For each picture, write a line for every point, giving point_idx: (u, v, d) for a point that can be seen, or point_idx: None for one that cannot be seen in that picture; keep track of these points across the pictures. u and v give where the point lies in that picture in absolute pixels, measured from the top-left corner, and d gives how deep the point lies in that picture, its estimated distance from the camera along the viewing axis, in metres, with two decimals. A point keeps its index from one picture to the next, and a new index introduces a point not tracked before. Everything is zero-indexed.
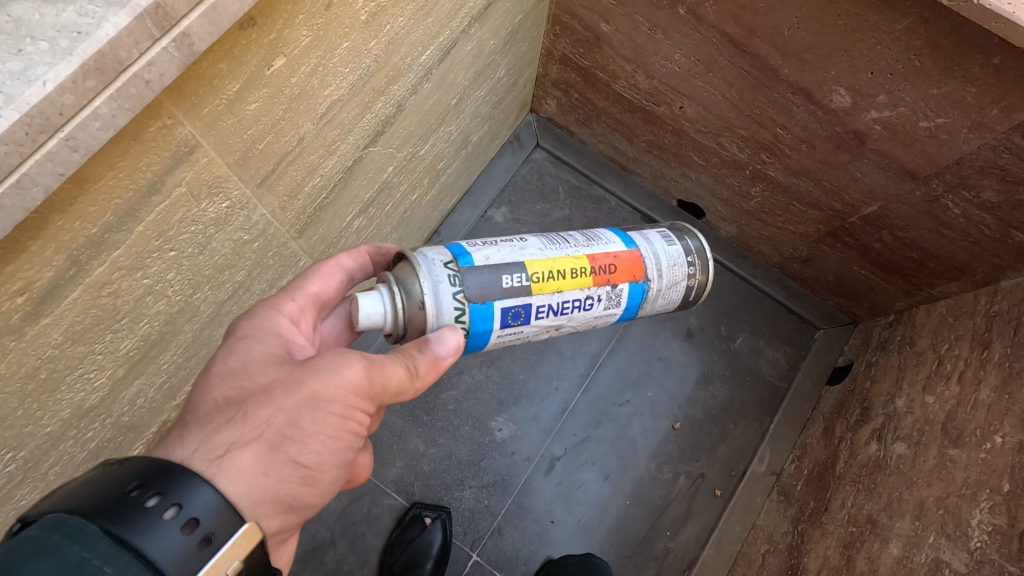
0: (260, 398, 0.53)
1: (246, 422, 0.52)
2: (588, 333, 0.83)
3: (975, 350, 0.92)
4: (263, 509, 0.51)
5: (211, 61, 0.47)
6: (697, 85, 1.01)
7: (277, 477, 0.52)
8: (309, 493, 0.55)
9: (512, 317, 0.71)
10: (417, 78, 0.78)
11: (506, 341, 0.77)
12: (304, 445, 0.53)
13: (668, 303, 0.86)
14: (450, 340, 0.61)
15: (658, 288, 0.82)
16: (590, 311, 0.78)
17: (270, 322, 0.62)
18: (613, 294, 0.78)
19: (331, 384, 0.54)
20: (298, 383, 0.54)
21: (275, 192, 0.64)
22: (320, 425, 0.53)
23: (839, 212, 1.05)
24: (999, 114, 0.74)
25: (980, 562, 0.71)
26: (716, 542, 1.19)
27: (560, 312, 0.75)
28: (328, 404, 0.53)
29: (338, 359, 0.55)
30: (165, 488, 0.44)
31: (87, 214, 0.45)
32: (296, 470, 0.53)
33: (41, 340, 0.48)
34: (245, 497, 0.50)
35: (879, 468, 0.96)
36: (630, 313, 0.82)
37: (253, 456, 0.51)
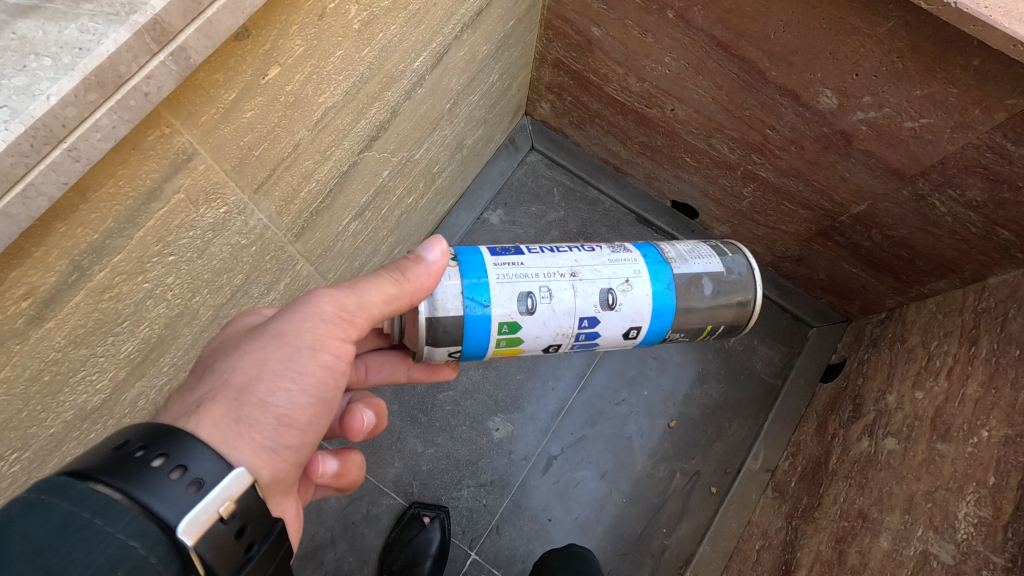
0: (227, 355, 0.57)
1: (213, 378, 0.55)
2: (625, 291, 0.75)
3: (964, 345, 0.93)
4: (246, 451, 0.52)
5: (208, 71, 0.48)
6: (687, 87, 1.02)
7: (250, 422, 0.53)
8: (288, 436, 0.56)
9: (500, 249, 0.74)
10: (410, 84, 0.80)
11: (522, 292, 0.71)
12: (272, 382, 0.55)
13: (705, 262, 0.80)
14: (437, 246, 0.65)
15: (673, 248, 0.81)
16: (597, 254, 0.77)
17: (241, 318, 0.64)
18: (614, 245, 0.80)
19: (296, 323, 0.58)
20: (267, 329, 0.58)
21: (272, 197, 0.66)
22: (288, 362, 0.57)
23: (829, 211, 1.07)
24: (981, 114, 0.75)
25: (966, 554, 0.72)
26: (712, 539, 1.20)
27: (555, 248, 0.76)
28: (293, 340, 0.57)
29: (304, 300, 0.60)
30: (158, 444, 0.46)
31: (89, 221, 0.46)
32: (267, 411, 0.54)
33: (45, 343, 0.49)
34: (224, 444, 0.51)
35: (870, 463, 0.97)
36: (658, 266, 0.78)
37: (222, 405, 0.53)
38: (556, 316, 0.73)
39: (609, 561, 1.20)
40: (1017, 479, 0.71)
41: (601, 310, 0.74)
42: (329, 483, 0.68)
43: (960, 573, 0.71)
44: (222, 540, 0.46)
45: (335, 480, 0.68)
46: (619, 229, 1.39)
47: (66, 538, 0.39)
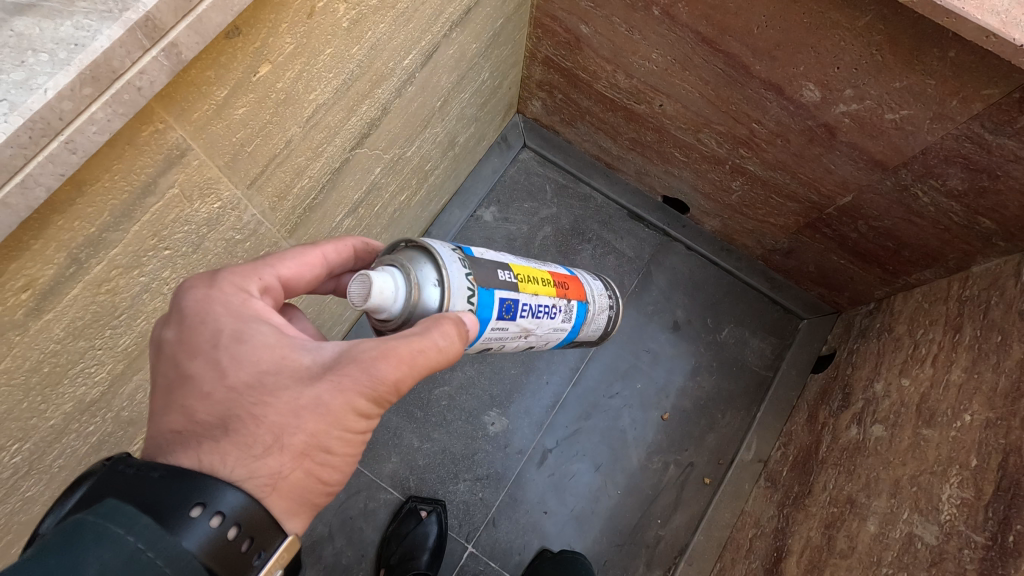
0: (275, 419, 0.49)
1: (269, 445, 0.48)
2: (536, 349, 0.83)
3: (948, 333, 0.95)
4: (299, 523, 0.50)
5: (200, 68, 0.49)
6: (674, 83, 1.04)
7: (306, 492, 0.50)
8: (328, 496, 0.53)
9: (504, 310, 0.71)
10: (400, 81, 0.81)
11: (483, 348, 0.73)
12: (327, 463, 0.51)
13: (595, 329, 0.92)
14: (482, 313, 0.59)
15: (596, 308, 0.89)
16: (552, 322, 0.81)
17: (246, 325, 0.52)
18: (567, 308, 0.83)
19: (351, 406, 0.50)
20: (323, 403, 0.49)
21: (264, 192, 0.67)
22: (342, 443, 0.51)
23: (816, 204, 1.08)
24: (959, 105, 0.77)
25: (949, 534, 0.74)
26: (706, 529, 1.22)
27: (534, 316, 0.76)
28: (352, 426, 0.50)
29: (364, 372, 0.50)
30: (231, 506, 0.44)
31: (85, 214, 0.48)
32: (319, 483, 0.51)
33: (44, 335, 0.51)
34: (286, 515, 0.49)
35: (858, 450, 0.99)
36: (572, 334, 0.87)
37: (287, 478, 0.48)
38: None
39: (604, 553, 1.22)
40: (997, 460, 0.73)
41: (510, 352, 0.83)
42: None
43: (943, 553, 0.73)
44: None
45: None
46: (611, 225, 1.41)
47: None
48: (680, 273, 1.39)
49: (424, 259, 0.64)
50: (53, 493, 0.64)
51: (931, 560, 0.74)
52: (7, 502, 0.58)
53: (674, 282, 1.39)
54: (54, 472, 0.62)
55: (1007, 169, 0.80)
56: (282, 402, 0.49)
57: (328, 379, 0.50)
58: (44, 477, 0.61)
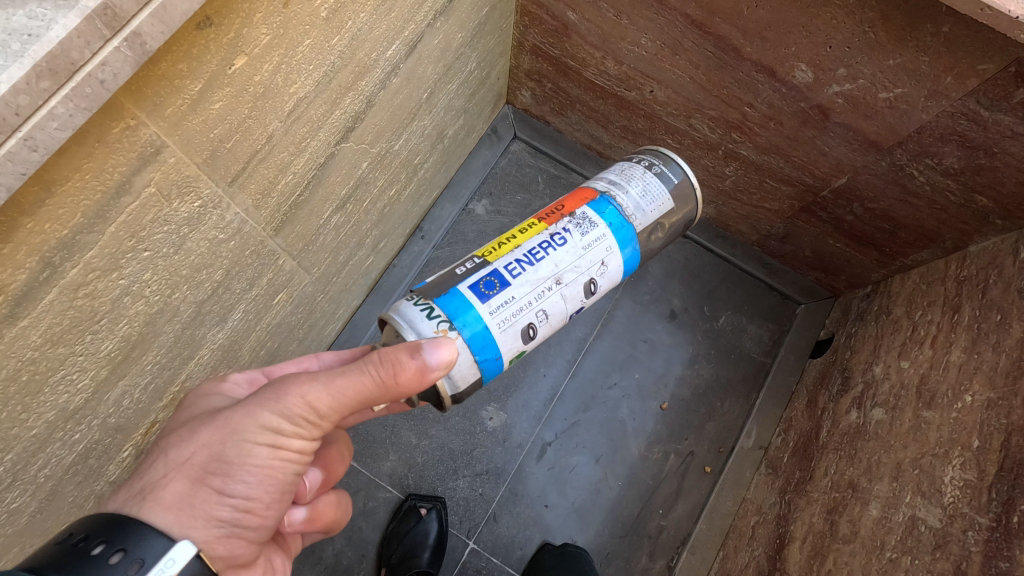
0: (188, 436, 0.55)
1: (171, 461, 0.53)
2: (601, 272, 0.82)
3: (947, 314, 0.94)
4: (201, 533, 0.52)
5: (170, 60, 0.48)
6: (664, 68, 1.02)
7: (205, 507, 0.52)
8: (243, 519, 0.55)
9: (485, 286, 0.74)
10: (384, 73, 0.80)
11: (522, 327, 0.76)
12: (228, 477, 0.53)
13: (655, 201, 0.86)
14: (442, 353, 0.56)
15: (625, 198, 0.84)
16: (570, 245, 0.79)
17: (211, 392, 0.63)
18: (579, 219, 0.81)
19: (258, 419, 0.54)
20: (226, 417, 0.54)
21: (247, 190, 0.66)
22: (245, 458, 0.54)
23: (811, 186, 1.07)
24: (953, 82, 0.76)
25: (952, 516, 0.73)
26: (708, 517, 1.21)
27: (534, 256, 0.77)
28: (252, 437, 0.54)
29: (273, 391, 0.55)
30: (99, 532, 0.47)
31: (56, 216, 0.46)
32: (223, 500, 0.53)
33: (20, 343, 0.49)
34: (176, 526, 0.50)
35: (859, 434, 0.98)
36: (621, 233, 0.83)
37: (177, 488, 0.52)
38: (552, 326, 0.80)
39: (606, 545, 1.21)
40: (999, 441, 0.72)
41: (584, 299, 0.82)
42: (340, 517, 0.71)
43: (947, 535, 0.72)
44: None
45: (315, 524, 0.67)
46: None
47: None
48: (675, 261, 1.38)
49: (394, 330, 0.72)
50: (40, 503, 0.62)
51: (935, 542, 0.73)
52: None
53: (670, 271, 1.38)
54: (40, 483, 0.61)
55: (1004, 146, 0.79)
56: (200, 424, 0.55)
57: (244, 401, 0.56)
58: (29, 489, 0.60)
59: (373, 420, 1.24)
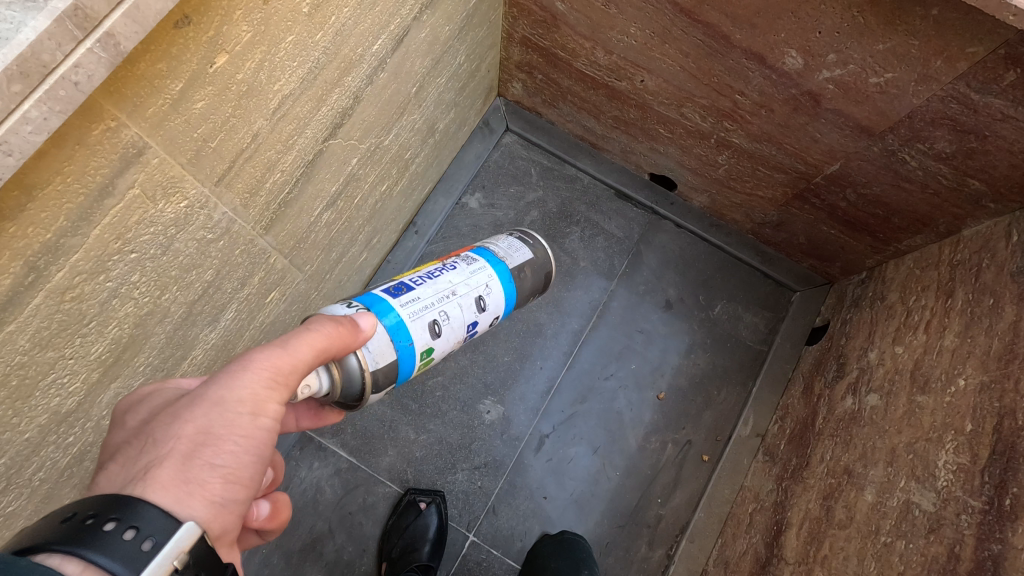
0: (161, 421, 0.52)
1: (155, 447, 0.50)
2: (487, 295, 0.90)
3: (940, 298, 0.94)
4: (198, 509, 0.48)
5: (149, 61, 0.47)
6: (654, 57, 1.02)
7: (200, 482, 0.49)
8: (235, 492, 0.52)
9: (394, 290, 0.80)
10: (371, 68, 0.79)
11: (429, 321, 0.81)
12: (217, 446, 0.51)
13: (518, 250, 0.98)
14: (367, 318, 0.68)
15: (498, 245, 0.97)
16: (460, 270, 0.89)
17: (153, 393, 0.57)
18: (464, 258, 0.91)
19: (236, 387, 0.54)
20: (201, 393, 0.53)
21: (234, 189, 0.65)
22: (231, 425, 0.52)
23: (804, 173, 1.07)
24: (943, 65, 0.75)
25: (946, 500, 0.73)
26: (706, 505, 1.22)
27: (431, 275, 0.86)
28: (234, 405, 0.53)
29: (240, 361, 0.55)
30: (109, 509, 0.43)
31: (38, 220, 0.46)
32: (217, 471, 0.51)
33: (9, 347, 0.49)
34: (175, 506, 0.47)
35: (854, 420, 0.98)
36: (500, 265, 0.93)
37: (171, 468, 0.49)
38: (454, 331, 0.85)
39: (605, 534, 1.21)
40: (992, 424, 0.72)
41: (478, 315, 0.89)
42: (274, 527, 0.63)
43: (941, 519, 0.72)
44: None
45: (274, 523, 0.63)
46: (598, 206, 1.40)
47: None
48: (670, 251, 1.38)
49: None
50: (36, 506, 0.62)
51: (929, 526, 0.73)
52: None
53: (664, 261, 1.37)
54: (35, 486, 0.61)
55: (994, 129, 0.79)
56: (168, 411, 0.52)
57: (211, 378, 0.55)
58: (24, 492, 0.60)
59: (372, 416, 1.24)
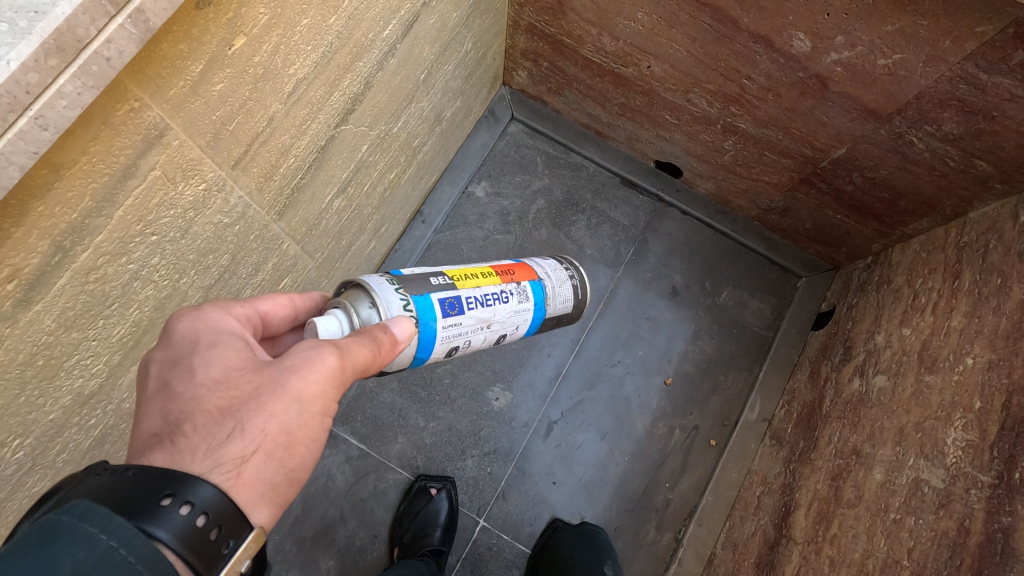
0: (239, 407, 0.51)
1: (235, 437, 0.50)
2: (511, 335, 0.91)
3: (947, 280, 0.95)
4: (265, 511, 0.50)
5: (171, 41, 0.48)
6: (661, 42, 1.02)
7: (271, 482, 0.51)
8: (292, 490, 0.54)
9: (448, 305, 0.79)
10: (381, 53, 0.79)
11: (452, 346, 0.82)
12: (291, 448, 0.52)
13: (564, 301, 0.99)
14: (404, 322, 0.66)
15: (551, 280, 0.97)
16: (509, 305, 0.88)
17: (218, 338, 0.55)
18: (521, 291, 0.90)
19: (314, 389, 0.54)
20: (282, 388, 0.52)
21: (250, 173, 0.66)
22: (304, 427, 0.53)
23: (810, 158, 1.07)
24: (952, 46, 0.76)
25: (955, 476, 0.74)
26: (714, 490, 1.23)
27: (484, 304, 0.85)
28: (312, 407, 0.54)
29: (319, 360, 0.54)
30: (183, 490, 0.44)
31: (66, 200, 0.46)
32: (283, 470, 0.52)
33: (35, 327, 0.50)
34: (248, 506, 0.49)
35: (862, 402, 0.99)
36: (541, 311, 0.94)
37: (249, 465, 0.50)
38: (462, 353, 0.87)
39: (614, 519, 1.23)
40: (1001, 401, 0.73)
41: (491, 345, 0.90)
42: None
43: (951, 495, 0.73)
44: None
45: None
46: (604, 193, 1.41)
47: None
48: (676, 238, 1.39)
49: (362, 294, 0.72)
50: None
51: (938, 502, 0.74)
52: (13, 500, 0.58)
53: (670, 248, 1.38)
54: (59, 467, 0.62)
55: (1003, 109, 0.79)
56: (248, 395, 0.52)
57: (285, 368, 0.54)
58: (48, 473, 0.61)
59: (381, 404, 1.25)
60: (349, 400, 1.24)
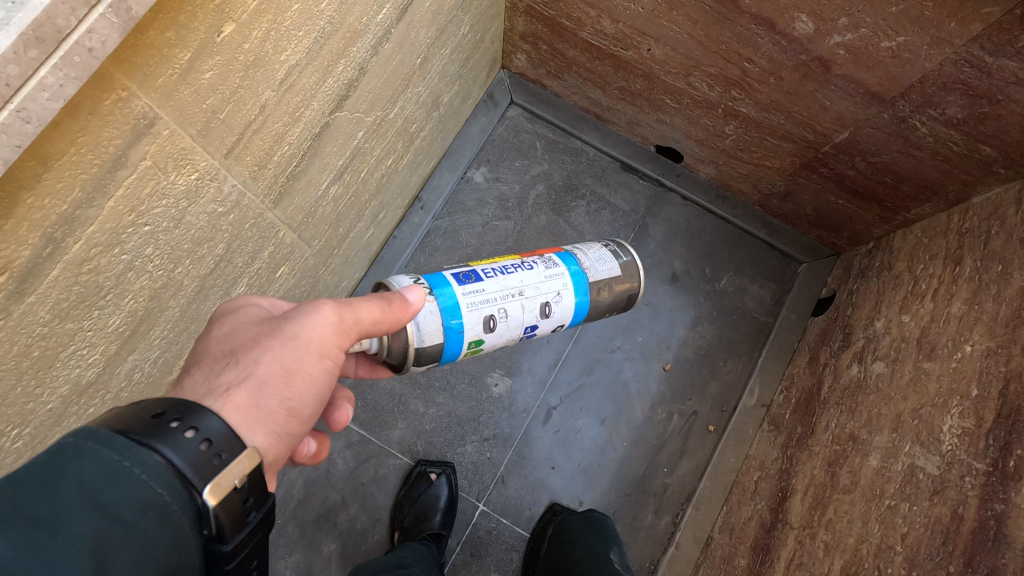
0: (245, 346, 0.56)
1: (236, 368, 0.54)
2: (556, 302, 0.89)
3: (949, 266, 0.94)
4: (260, 437, 0.52)
5: (158, 28, 0.47)
6: (661, 25, 1.00)
7: (268, 410, 0.53)
8: (291, 426, 0.55)
9: (463, 276, 0.83)
10: (376, 38, 0.78)
11: (486, 315, 0.82)
12: (290, 380, 0.55)
13: (607, 265, 0.95)
14: (416, 289, 0.69)
15: (585, 253, 0.95)
16: (536, 271, 0.89)
17: (242, 305, 0.62)
18: (547, 259, 0.91)
19: (310, 327, 0.57)
20: (281, 328, 0.57)
21: (243, 161, 0.65)
22: (302, 363, 0.56)
23: (812, 142, 1.06)
24: (957, 27, 0.74)
25: (951, 463, 0.74)
26: (712, 474, 1.24)
27: (506, 272, 0.87)
28: (308, 344, 0.57)
29: (316, 305, 0.59)
30: (183, 413, 0.46)
31: (55, 190, 0.46)
32: (282, 402, 0.54)
33: (29, 318, 0.50)
34: (243, 427, 0.51)
35: (860, 388, 0.99)
36: (577, 274, 0.92)
37: (246, 392, 0.53)
38: (511, 330, 0.86)
39: (612, 503, 1.24)
40: (998, 388, 0.73)
41: (540, 321, 0.88)
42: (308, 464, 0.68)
43: (946, 481, 0.74)
44: (232, 502, 0.47)
45: (313, 460, 0.68)
46: (604, 178, 1.39)
47: (113, 486, 0.41)
48: (676, 223, 1.38)
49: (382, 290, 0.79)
50: None
51: (933, 489, 0.75)
52: None
53: (670, 234, 1.37)
54: None
55: (1008, 92, 0.78)
56: (253, 336, 0.57)
57: (287, 315, 0.58)
58: None
59: (381, 390, 1.26)
60: (350, 385, 1.25)
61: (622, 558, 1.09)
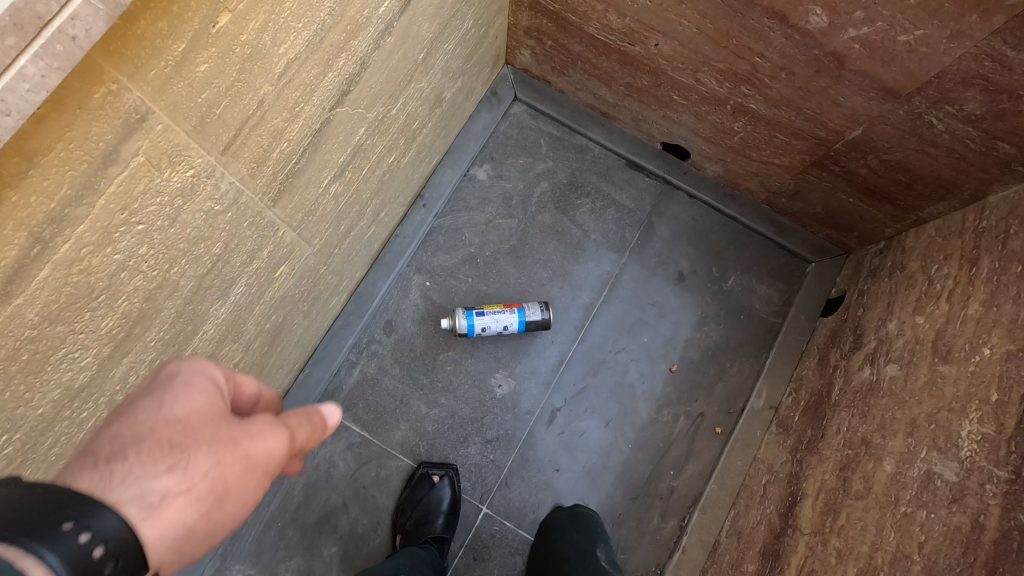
0: (188, 381, 0.50)
1: (169, 398, 0.48)
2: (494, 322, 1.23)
3: (964, 267, 0.92)
4: (156, 482, 0.43)
5: (149, 18, 0.45)
6: (670, 19, 0.98)
7: (177, 460, 0.45)
8: (196, 492, 0.45)
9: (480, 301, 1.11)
10: (378, 31, 0.76)
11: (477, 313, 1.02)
12: (220, 441, 0.48)
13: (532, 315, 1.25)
14: (330, 413, 0.56)
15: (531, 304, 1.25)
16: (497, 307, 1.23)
17: (237, 387, 0.56)
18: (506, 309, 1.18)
19: (261, 416, 0.51)
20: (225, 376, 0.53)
21: (240, 158, 0.63)
22: (237, 426, 0.49)
23: (823, 140, 1.03)
24: (978, 20, 0.72)
25: (970, 470, 0.72)
26: (719, 478, 1.22)
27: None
28: (257, 418, 0.51)
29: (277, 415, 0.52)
30: None
31: (42, 188, 0.44)
32: (198, 460, 0.46)
33: (17, 321, 0.48)
34: (139, 463, 0.43)
35: (872, 391, 0.97)
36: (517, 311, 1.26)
37: (170, 415, 0.47)
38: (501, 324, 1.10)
39: (617, 506, 1.22)
40: (1019, 394, 0.70)
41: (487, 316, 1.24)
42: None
43: (964, 489, 0.71)
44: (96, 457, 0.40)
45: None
46: (609, 176, 1.37)
47: None
48: (682, 222, 1.35)
49: None
50: None
51: (951, 496, 0.72)
52: None
53: (677, 233, 1.35)
54: (51, 461, 0.60)
55: None
56: (205, 378, 0.51)
57: (232, 374, 0.54)
58: (41, 467, 0.59)
59: (383, 391, 1.24)
60: (351, 386, 1.23)
61: (608, 555, 1.04)
